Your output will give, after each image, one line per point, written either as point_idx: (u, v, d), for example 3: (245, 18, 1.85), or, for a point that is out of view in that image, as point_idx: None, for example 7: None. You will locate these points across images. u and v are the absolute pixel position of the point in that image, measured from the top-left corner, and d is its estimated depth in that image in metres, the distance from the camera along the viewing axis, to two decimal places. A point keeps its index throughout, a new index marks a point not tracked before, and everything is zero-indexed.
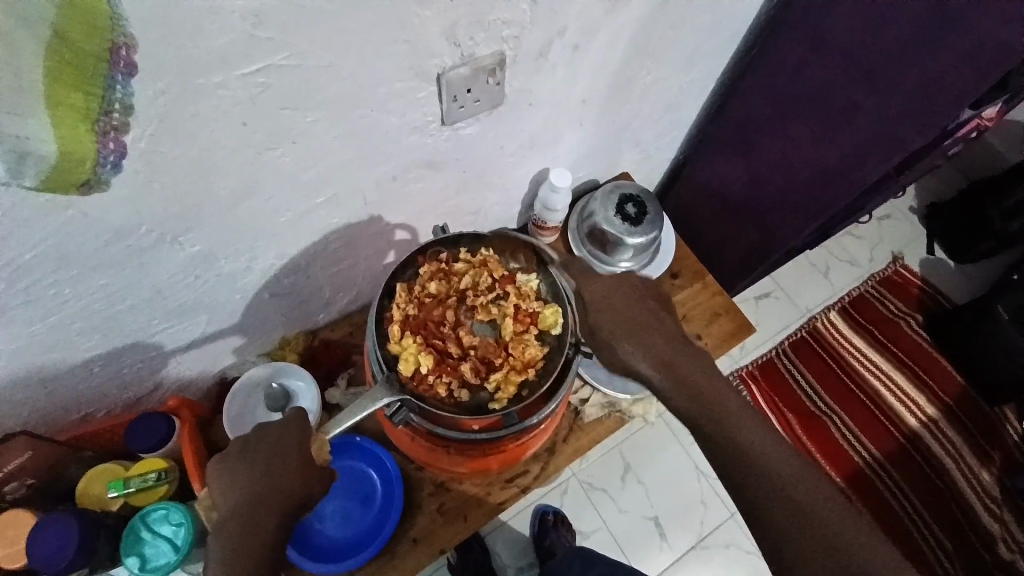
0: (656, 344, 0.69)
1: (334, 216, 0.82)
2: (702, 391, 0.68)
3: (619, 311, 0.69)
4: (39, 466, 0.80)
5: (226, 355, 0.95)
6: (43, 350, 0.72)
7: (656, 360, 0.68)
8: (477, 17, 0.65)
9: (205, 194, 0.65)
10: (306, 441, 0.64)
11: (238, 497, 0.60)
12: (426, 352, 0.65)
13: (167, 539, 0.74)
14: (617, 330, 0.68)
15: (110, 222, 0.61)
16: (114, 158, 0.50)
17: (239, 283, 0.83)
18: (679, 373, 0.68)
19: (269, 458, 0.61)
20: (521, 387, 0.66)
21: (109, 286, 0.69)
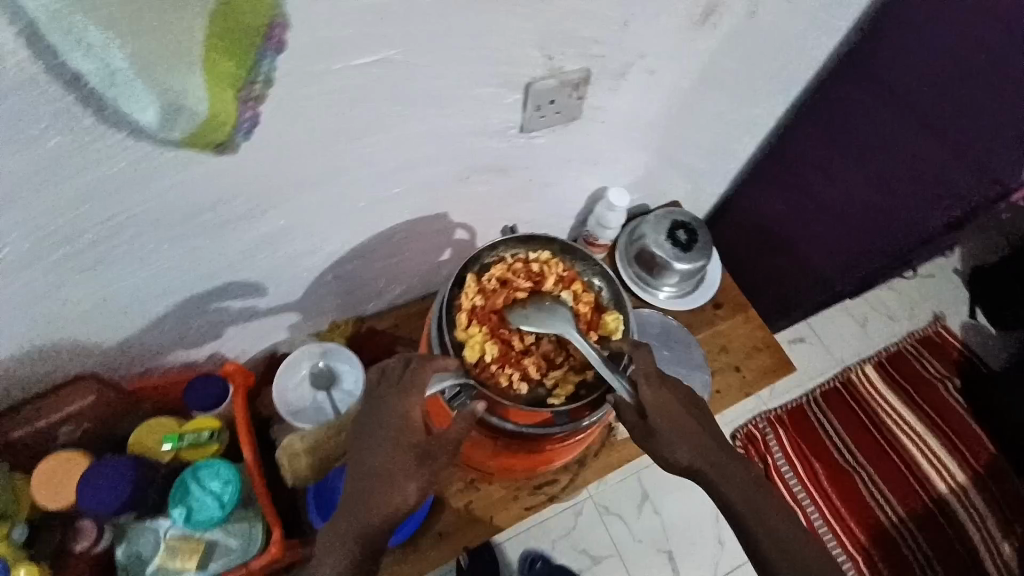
0: (702, 436, 0.64)
1: (403, 209, 0.85)
2: (753, 495, 0.63)
3: (666, 403, 0.62)
4: (97, 412, 0.81)
5: (280, 331, 0.99)
6: (121, 305, 0.76)
7: (701, 458, 0.63)
8: (572, 34, 0.69)
9: (300, 171, 0.69)
10: (415, 439, 0.62)
11: (346, 514, 0.59)
12: (491, 342, 0.66)
13: (214, 495, 0.77)
14: (664, 422, 0.62)
15: (215, 187, 0.65)
16: (247, 125, 0.58)
17: (308, 261, 0.87)
18: (721, 471, 0.63)
19: (381, 472, 0.60)
20: (578, 387, 0.68)
21: (192, 250, 0.73)
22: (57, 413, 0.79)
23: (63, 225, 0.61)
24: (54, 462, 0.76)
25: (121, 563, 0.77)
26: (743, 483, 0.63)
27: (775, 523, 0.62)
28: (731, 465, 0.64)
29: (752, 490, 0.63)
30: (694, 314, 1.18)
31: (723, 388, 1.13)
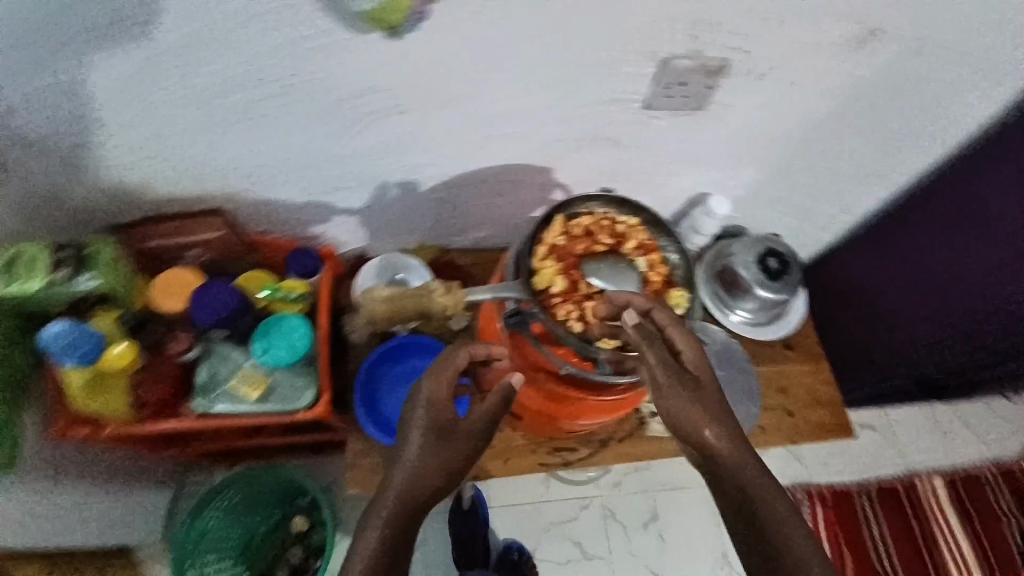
0: (730, 441, 0.60)
1: (511, 152, 0.91)
2: (763, 509, 0.58)
3: (693, 371, 0.61)
4: (213, 249, 0.93)
5: (374, 235, 1.08)
6: (256, 171, 0.86)
7: (712, 442, 0.60)
8: (724, 20, 0.71)
9: (440, 86, 0.76)
10: (448, 424, 0.69)
11: (386, 502, 0.64)
12: (561, 278, 0.69)
13: (289, 342, 0.88)
14: (686, 391, 0.60)
15: (367, 79, 0.73)
16: (420, 16, 0.66)
17: (417, 177, 0.94)
18: (739, 481, 0.59)
19: (420, 463, 0.66)
20: (629, 344, 0.68)
21: (327, 136, 0.82)
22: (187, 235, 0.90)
23: (238, 84, 0.72)
24: (172, 276, 0.87)
25: (197, 374, 0.89)
26: (763, 500, 0.58)
27: (799, 546, 0.57)
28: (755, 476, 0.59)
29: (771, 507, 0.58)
30: (762, 347, 1.15)
31: (770, 426, 1.10)
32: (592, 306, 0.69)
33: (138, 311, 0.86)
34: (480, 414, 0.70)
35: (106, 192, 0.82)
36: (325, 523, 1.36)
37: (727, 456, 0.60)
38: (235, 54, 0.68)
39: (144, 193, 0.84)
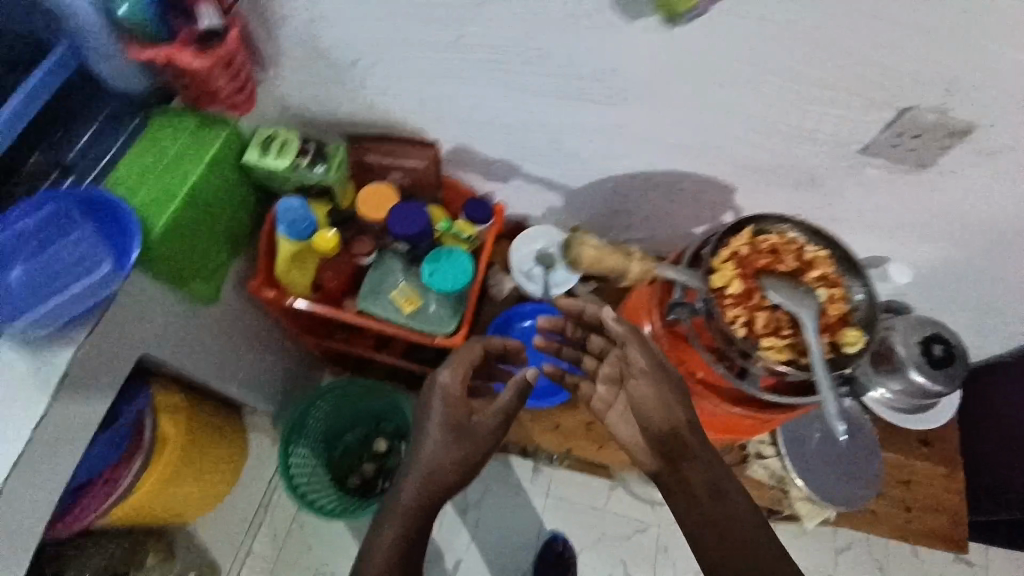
0: (695, 455, 0.75)
1: (705, 164, 0.94)
2: (716, 504, 0.72)
3: (655, 386, 0.75)
4: (409, 178, 1.03)
5: (540, 206, 1.15)
6: (473, 122, 0.95)
7: (674, 438, 0.74)
8: (990, 86, 0.68)
9: (669, 84, 0.80)
10: (461, 419, 0.86)
11: (414, 481, 0.83)
12: (741, 283, 0.71)
13: (450, 273, 0.96)
14: (647, 400, 0.75)
15: (609, 61, 0.79)
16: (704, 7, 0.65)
17: (606, 162, 1.00)
18: (704, 496, 0.73)
19: (433, 454, 0.84)
20: (791, 366, 0.69)
21: (545, 108, 0.90)
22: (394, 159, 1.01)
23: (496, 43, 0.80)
24: (374, 187, 0.98)
25: (368, 279, 1.00)
26: (722, 517, 0.72)
27: (745, 527, 0.71)
28: (715, 489, 0.73)
29: (728, 527, 0.71)
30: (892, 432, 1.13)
31: (881, 514, 1.12)
32: (764, 318, 0.70)
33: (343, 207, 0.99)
34: (488, 420, 0.87)
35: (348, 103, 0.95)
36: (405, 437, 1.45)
37: (684, 467, 0.75)
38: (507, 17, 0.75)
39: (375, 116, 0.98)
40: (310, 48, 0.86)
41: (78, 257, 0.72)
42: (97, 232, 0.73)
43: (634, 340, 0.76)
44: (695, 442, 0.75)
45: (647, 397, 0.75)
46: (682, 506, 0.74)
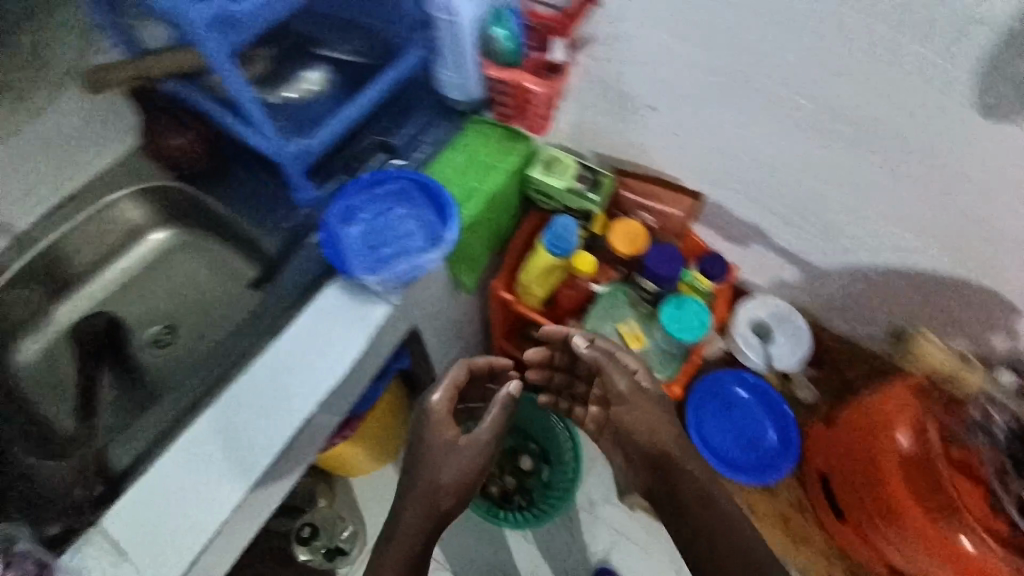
0: (664, 463, 0.86)
1: (995, 279, 0.86)
2: (714, 521, 0.84)
3: (637, 409, 0.87)
4: (656, 219, 1.04)
5: (766, 277, 1.12)
6: (741, 190, 0.97)
7: (661, 458, 0.87)
8: None
9: (996, 192, 0.75)
10: (467, 438, 0.88)
11: (417, 496, 0.88)
12: None
13: (688, 323, 0.97)
14: (632, 419, 0.87)
15: (935, 155, 0.75)
16: None
17: (870, 252, 0.95)
18: (694, 512, 0.85)
19: (437, 469, 0.87)
20: None
21: (825, 197, 0.90)
22: (650, 198, 1.03)
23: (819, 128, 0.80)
24: (630, 224, 1.01)
25: (599, 305, 1.04)
26: (706, 525, 0.84)
27: (742, 538, 0.83)
28: (706, 509, 0.84)
29: (719, 540, 0.83)
30: None
31: None
32: None
33: (594, 234, 1.03)
34: (486, 430, 0.89)
35: (620, 141, 1.01)
36: (551, 461, 1.20)
37: (648, 437, 0.87)
38: (845, 106, 0.76)
39: (639, 161, 1.03)
40: (611, 88, 0.92)
41: (409, 231, 0.83)
42: (426, 214, 0.84)
43: (608, 364, 0.88)
44: (660, 445, 0.87)
45: (629, 418, 0.87)
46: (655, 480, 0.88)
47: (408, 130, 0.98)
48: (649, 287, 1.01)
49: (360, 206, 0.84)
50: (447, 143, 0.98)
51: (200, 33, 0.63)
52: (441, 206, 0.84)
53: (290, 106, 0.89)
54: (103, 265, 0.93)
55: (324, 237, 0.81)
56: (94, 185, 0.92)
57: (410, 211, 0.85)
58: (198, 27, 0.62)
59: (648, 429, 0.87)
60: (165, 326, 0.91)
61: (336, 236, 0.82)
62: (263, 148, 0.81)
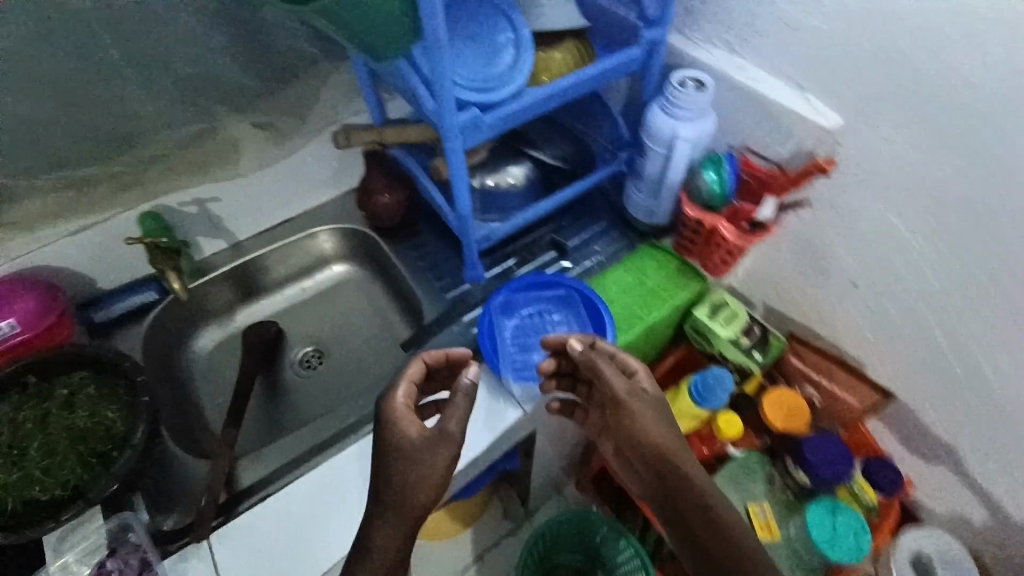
0: (683, 480, 0.63)
1: None
2: (739, 551, 0.58)
3: (636, 408, 0.66)
4: (824, 401, 0.93)
5: (945, 508, 0.91)
6: (943, 402, 0.82)
7: (666, 475, 0.63)
8: None
9: None
10: (428, 433, 0.61)
11: (386, 501, 0.59)
12: None
13: (843, 539, 0.83)
14: (629, 432, 0.66)
15: None
16: None
17: None
18: (701, 529, 0.60)
19: (380, 469, 0.60)
20: None
21: None
22: (825, 378, 0.92)
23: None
24: (794, 398, 0.90)
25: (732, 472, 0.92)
26: (722, 547, 0.58)
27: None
28: (711, 523, 0.60)
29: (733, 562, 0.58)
30: None
31: None
32: None
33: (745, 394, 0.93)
34: (460, 423, 0.62)
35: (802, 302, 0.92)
36: None
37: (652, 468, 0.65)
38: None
39: (817, 330, 0.93)
40: (809, 248, 0.86)
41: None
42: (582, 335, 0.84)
43: (598, 363, 0.69)
44: (662, 450, 0.64)
45: (624, 423, 0.67)
46: (660, 505, 0.64)
47: (581, 236, 1.00)
48: (806, 479, 0.88)
49: (523, 303, 0.86)
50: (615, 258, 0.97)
51: (449, 137, 0.69)
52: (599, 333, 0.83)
53: (486, 192, 0.93)
54: (288, 281, 1.03)
55: (483, 326, 0.83)
56: (305, 215, 1.01)
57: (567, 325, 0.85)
58: (451, 133, 0.69)
59: (657, 454, 0.64)
60: (315, 348, 0.98)
61: (493, 325, 0.83)
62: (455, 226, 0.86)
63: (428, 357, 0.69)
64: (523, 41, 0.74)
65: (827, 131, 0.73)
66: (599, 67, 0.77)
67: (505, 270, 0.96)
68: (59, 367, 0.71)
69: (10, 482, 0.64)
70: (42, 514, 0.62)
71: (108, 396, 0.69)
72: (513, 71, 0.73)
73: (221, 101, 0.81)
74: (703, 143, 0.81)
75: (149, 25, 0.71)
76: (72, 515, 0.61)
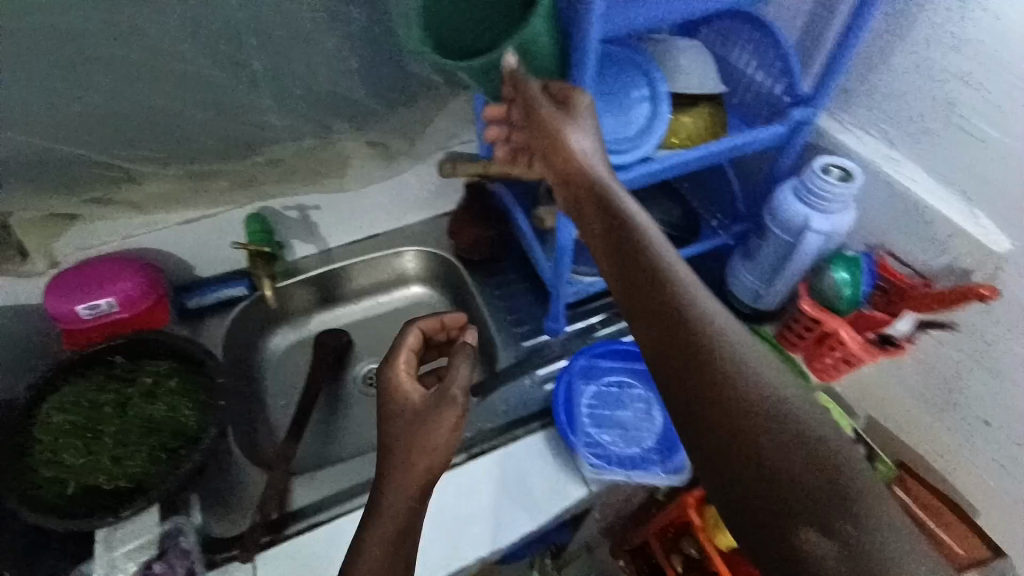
0: (675, 312, 0.54)
1: None
2: (680, 304, 0.55)
3: (568, 155, 0.63)
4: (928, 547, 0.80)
5: None
6: None
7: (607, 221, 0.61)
8: None
9: None
10: (427, 402, 0.60)
11: (393, 462, 0.58)
12: None
13: None
14: (565, 167, 0.64)
15: None
16: None
17: None
18: (693, 375, 0.51)
19: (387, 435, 0.59)
20: None
21: None
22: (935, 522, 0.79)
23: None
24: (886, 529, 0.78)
25: None
26: (680, 332, 0.53)
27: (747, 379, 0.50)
28: (706, 372, 0.51)
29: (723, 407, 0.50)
30: None
31: None
32: None
33: None
34: (463, 387, 0.59)
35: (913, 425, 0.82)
36: None
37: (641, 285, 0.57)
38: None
39: (927, 459, 0.83)
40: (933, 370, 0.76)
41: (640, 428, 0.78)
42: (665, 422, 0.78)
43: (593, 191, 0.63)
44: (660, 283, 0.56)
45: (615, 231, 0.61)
46: (648, 338, 0.55)
47: None
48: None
49: (607, 373, 0.81)
50: None
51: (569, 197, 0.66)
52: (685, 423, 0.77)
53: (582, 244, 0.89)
54: (364, 294, 1.02)
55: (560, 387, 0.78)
56: (396, 232, 1.01)
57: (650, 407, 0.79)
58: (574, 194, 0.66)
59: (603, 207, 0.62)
60: None
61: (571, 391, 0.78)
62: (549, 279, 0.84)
63: (428, 322, 0.66)
64: (659, 104, 0.68)
65: (991, 256, 0.65)
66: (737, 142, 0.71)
67: (583, 327, 0.91)
68: (145, 352, 0.72)
69: (79, 467, 0.64)
70: (106, 504, 0.62)
71: (187, 392, 0.70)
72: (644, 135, 0.68)
73: (341, 117, 0.81)
74: (837, 238, 0.74)
75: (293, 40, 0.71)
76: (132, 512, 0.60)
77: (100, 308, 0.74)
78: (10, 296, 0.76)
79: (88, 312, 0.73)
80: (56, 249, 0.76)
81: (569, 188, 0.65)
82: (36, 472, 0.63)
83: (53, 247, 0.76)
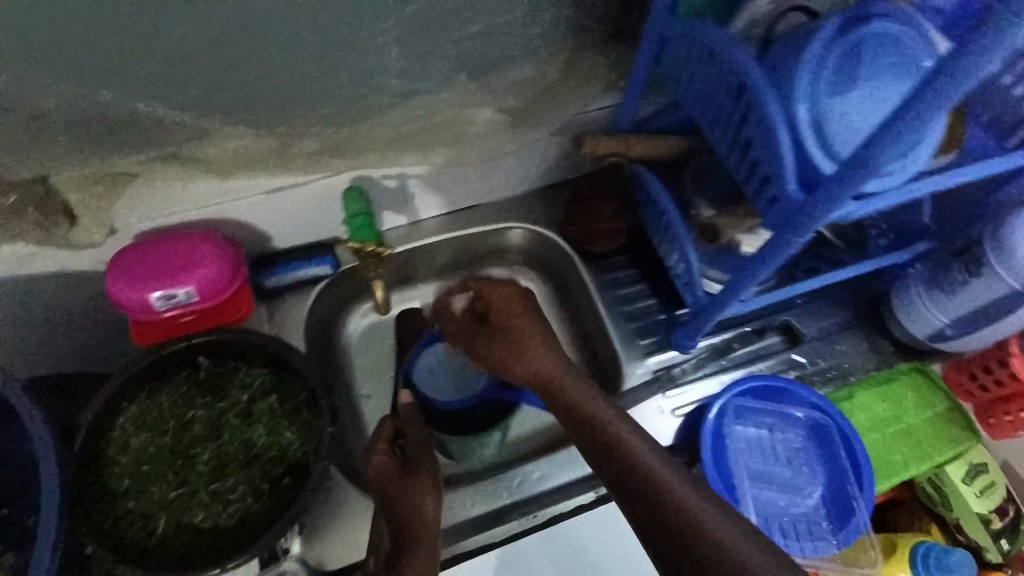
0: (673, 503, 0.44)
1: None
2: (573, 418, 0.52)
3: (507, 296, 0.56)
4: None
5: None
6: None
7: (499, 317, 0.56)
8: None
9: None
10: (405, 467, 0.56)
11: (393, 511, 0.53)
12: None
13: None
14: (488, 292, 0.57)
15: None
16: None
17: None
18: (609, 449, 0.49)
19: (391, 502, 0.54)
20: None
21: None
22: None
23: None
24: None
25: None
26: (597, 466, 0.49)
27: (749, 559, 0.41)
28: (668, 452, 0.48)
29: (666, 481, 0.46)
30: None
31: None
32: None
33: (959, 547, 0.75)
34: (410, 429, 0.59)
35: None
36: None
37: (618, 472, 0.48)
38: None
39: None
40: None
41: (803, 484, 0.67)
42: (833, 461, 0.67)
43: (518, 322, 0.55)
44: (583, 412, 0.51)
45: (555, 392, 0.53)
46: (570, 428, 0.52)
47: (821, 329, 0.79)
48: None
49: (733, 423, 0.69)
50: (857, 370, 0.78)
51: (804, 237, 0.50)
52: (848, 450, 0.66)
53: (730, 250, 0.70)
54: (456, 270, 0.84)
55: (710, 453, 0.65)
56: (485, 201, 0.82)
57: (806, 454, 0.68)
58: (812, 231, 0.49)
59: (506, 325, 0.55)
60: None
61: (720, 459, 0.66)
62: (723, 308, 0.66)
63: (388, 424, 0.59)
64: None
65: None
66: (961, 178, 0.54)
67: (717, 344, 0.78)
68: (224, 351, 0.61)
69: (172, 500, 0.56)
70: (209, 548, 0.54)
71: (287, 414, 0.60)
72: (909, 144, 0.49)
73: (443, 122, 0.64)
74: None
75: (450, 27, 0.54)
76: (239, 563, 0.52)
77: (177, 298, 0.61)
78: (54, 266, 0.62)
79: (164, 302, 0.61)
80: (113, 216, 0.61)
81: (495, 315, 0.56)
82: (118, 504, 0.55)
83: (112, 213, 0.60)
